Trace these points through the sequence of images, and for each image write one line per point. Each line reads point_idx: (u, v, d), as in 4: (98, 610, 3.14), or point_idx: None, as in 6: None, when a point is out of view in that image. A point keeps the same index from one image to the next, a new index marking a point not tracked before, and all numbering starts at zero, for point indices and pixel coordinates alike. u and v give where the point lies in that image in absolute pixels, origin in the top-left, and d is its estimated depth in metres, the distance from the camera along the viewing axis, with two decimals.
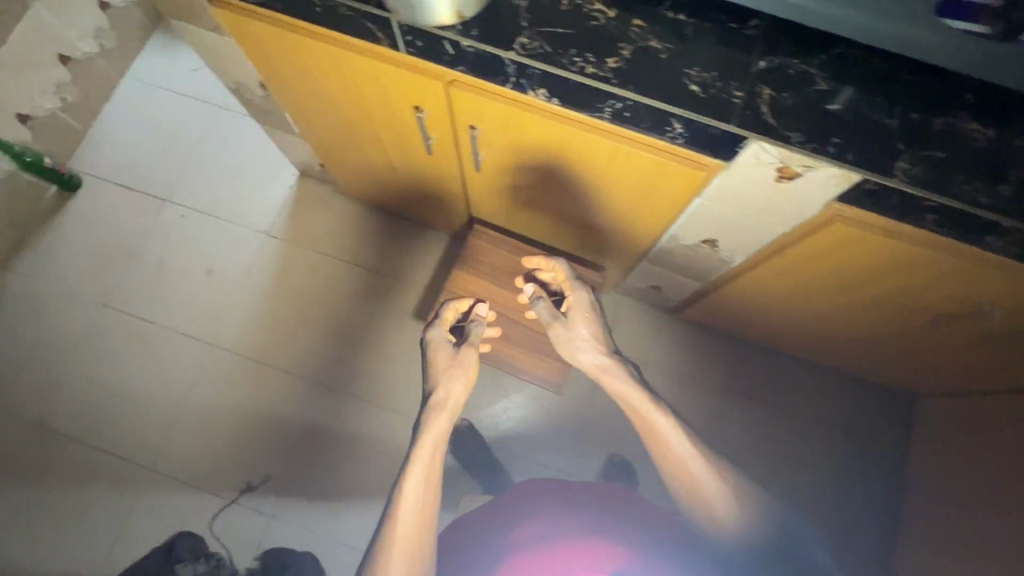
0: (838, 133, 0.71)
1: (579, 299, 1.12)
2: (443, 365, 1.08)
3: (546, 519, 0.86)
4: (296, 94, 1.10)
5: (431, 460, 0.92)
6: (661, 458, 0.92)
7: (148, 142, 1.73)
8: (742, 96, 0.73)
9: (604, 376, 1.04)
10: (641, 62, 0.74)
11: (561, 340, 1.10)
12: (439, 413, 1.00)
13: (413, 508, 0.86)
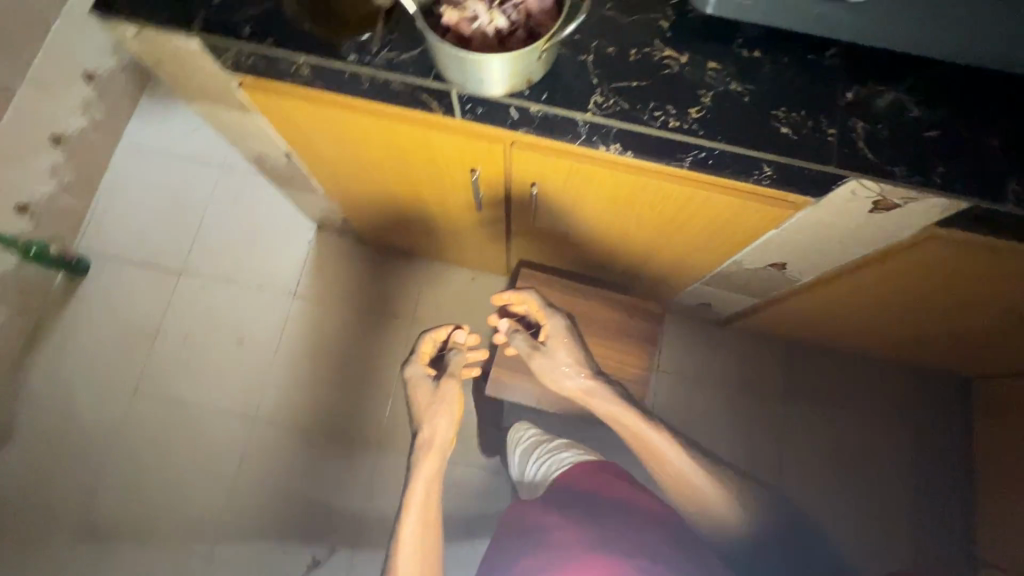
0: (939, 162, 0.68)
1: (555, 325, 1.10)
2: (425, 402, 1.10)
3: (557, 524, 0.97)
4: (329, 158, 1.04)
5: (423, 498, 1.01)
6: (660, 470, 1.03)
7: (154, 213, 1.66)
8: (835, 133, 0.69)
9: (591, 398, 1.09)
10: (724, 108, 0.71)
11: (542, 368, 1.11)
12: (423, 454, 1.06)
13: (413, 539, 0.96)
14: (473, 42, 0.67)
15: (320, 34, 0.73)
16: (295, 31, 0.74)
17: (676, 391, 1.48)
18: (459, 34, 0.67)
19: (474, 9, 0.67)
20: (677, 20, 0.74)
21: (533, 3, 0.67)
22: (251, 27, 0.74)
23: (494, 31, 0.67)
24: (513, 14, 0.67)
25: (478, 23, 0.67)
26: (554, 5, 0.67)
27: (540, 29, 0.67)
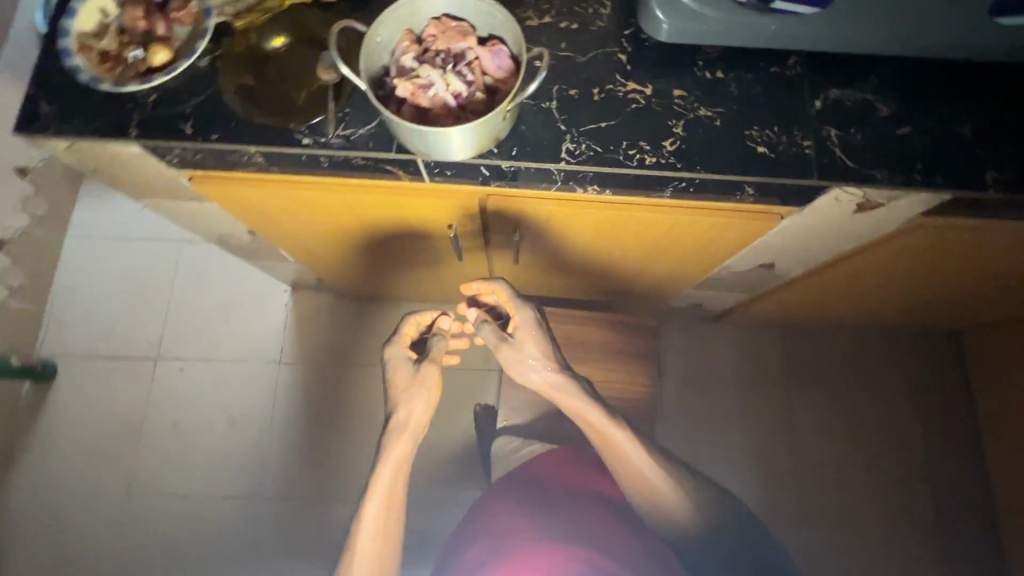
0: (918, 157, 0.68)
1: (524, 318, 0.90)
2: (404, 385, 0.95)
3: (513, 529, 0.95)
4: (293, 230, 1.00)
5: (389, 484, 0.90)
6: (619, 469, 0.93)
7: (117, 301, 1.58)
8: (812, 144, 0.68)
9: (561, 394, 0.93)
10: (697, 135, 0.69)
11: (509, 362, 0.92)
12: (396, 438, 0.94)
13: (373, 530, 0.88)
14: (432, 109, 0.64)
15: (269, 120, 0.69)
16: (240, 120, 0.69)
17: (682, 392, 1.45)
18: (416, 103, 0.64)
19: (428, 76, 0.64)
20: (635, 52, 0.72)
21: (487, 62, 0.65)
22: (193, 122, 0.69)
23: (453, 95, 0.64)
24: (469, 75, 0.65)
25: (435, 89, 0.64)
26: (509, 61, 0.65)
27: (499, 88, 0.65)
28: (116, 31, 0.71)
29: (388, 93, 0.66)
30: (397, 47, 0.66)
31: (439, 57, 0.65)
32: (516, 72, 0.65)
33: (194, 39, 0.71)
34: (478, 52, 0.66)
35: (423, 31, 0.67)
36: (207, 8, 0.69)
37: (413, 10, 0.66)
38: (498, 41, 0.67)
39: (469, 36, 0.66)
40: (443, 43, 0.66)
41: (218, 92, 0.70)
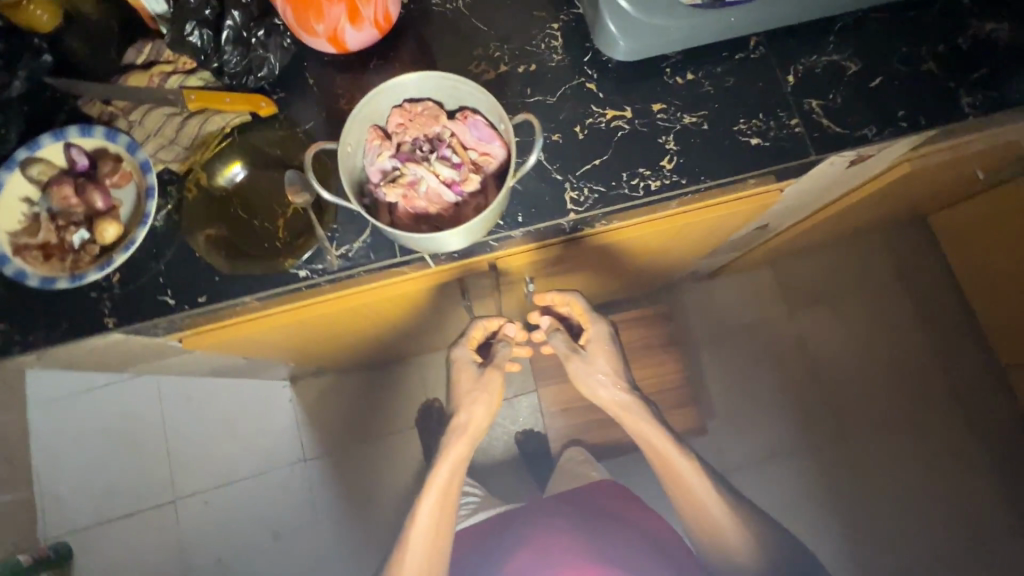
0: (897, 105, 0.69)
1: (599, 333, 0.87)
2: (465, 388, 0.90)
3: (554, 541, 1.01)
4: (293, 344, 0.93)
5: (444, 484, 0.93)
6: (677, 489, 0.93)
7: (111, 456, 1.46)
8: (799, 122, 0.68)
9: (628, 414, 0.92)
10: (690, 145, 0.68)
11: (579, 375, 0.88)
12: (456, 438, 0.93)
13: (425, 527, 0.91)
14: (429, 204, 0.61)
15: (256, 263, 0.63)
16: (224, 275, 0.63)
17: (704, 352, 1.48)
18: (411, 204, 0.60)
19: (414, 172, 0.60)
20: (602, 79, 0.70)
21: (467, 137, 0.62)
22: (171, 290, 0.63)
23: (446, 182, 0.60)
24: (454, 156, 0.61)
25: (425, 183, 0.60)
26: (489, 128, 0.62)
27: (485, 156, 0.61)
28: (44, 219, 0.62)
29: (376, 199, 0.62)
30: (369, 148, 0.62)
31: (419, 146, 0.62)
32: (500, 137, 0.61)
33: (139, 200, 0.63)
34: (453, 129, 0.62)
35: (388, 122, 0.63)
36: (145, 162, 0.63)
37: (373, 106, 0.61)
38: (469, 110, 0.63)
39: (438, 115, 0.62)
40: (414, 130, 0.62)
41: (187, 250, 0.64)
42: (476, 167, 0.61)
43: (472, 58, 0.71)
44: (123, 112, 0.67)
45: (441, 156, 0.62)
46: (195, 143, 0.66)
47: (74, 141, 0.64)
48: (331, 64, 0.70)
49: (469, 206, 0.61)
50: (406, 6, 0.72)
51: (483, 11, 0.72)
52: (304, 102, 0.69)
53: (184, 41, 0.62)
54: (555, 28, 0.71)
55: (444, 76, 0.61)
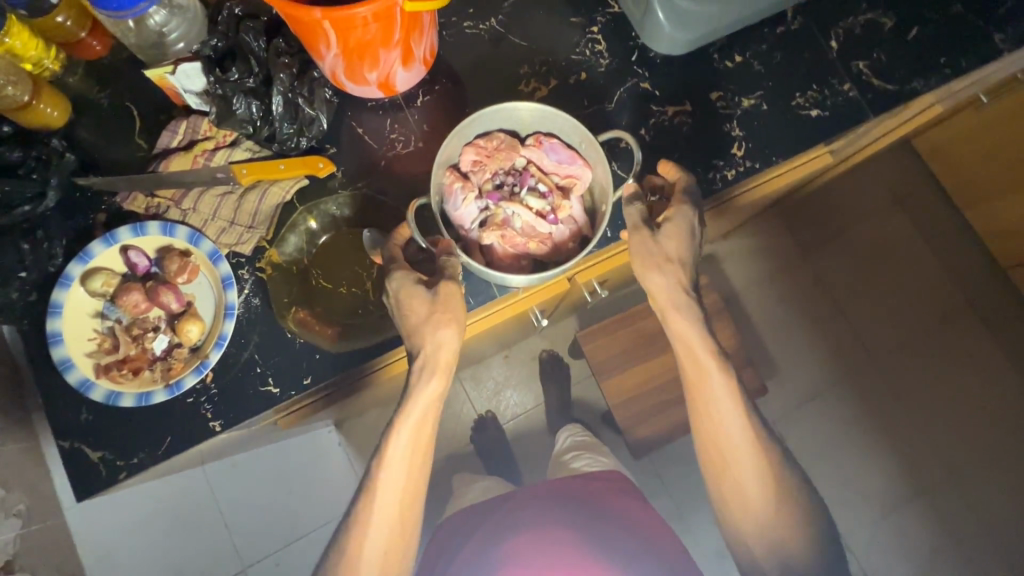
0: (935, 53, 0.71)
1: (682, 217, 0.61)
2: (421, 316, 0.57)
3: (550, 537, 0.79)
4: (370, 399, 0.90)
5: (414, 443, 0.60)
6: (718, 424, 0.66)
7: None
8: (851, 85, 0.69)
9: (673, 313, 0.63)
10: (755, 127, 0.68)
11: (637, 255, 0.61)
12: (425, 378, 0.58)
13: (393, 494, 0.61)
14: (527, 238, 0.62)
15: (358, 330, 0.60)
16: (327, 352, 0.59)
17: (752, 305, 1.33)
18: (510, 242, 0.61)
19: (506, 211, 0.61)
20: (654, 76, 0.69)
21: (547, 162, 0.62)
22: (274, 379, 0.60)
23: (539, 213, 0.61)
24: (540, 185, 0.62)
25: (519, 218, 0.61)
26: (567, 149, 0.62)
27: (569, 180, 0.62)
28: (120, 332, 0.59)
29: (469, 243, 0.62)
30: (450, 193, 0.61)
31: (507, 182, 0.63)
32: (581, 156, 0.62)
33: (216, 291, 0.60)
34: (530, 157, 0.63)
35: (461, 163, 0.62)
36: (213, 252, 0.59)
37: (448, 150, 0.60)
38: (540, 134, 0.64)
39: (513, 146, 0.63)
40: (493, 165, 0.62)
41: (275, 332, 0.60)
42: (564, 191, 0.62)
43: (520, 77, 0.69)
44: (171, 201, 0.62)
45: (526, 188, 0.62)
46: (258, 219, 0.62)
47: (128, 243, 0.60)
48: (378, 109, 0.66)
49: (565, 230, 0.63)
50: (440, 35, 0.69)
51: (519, 26, 0.70)
52: (360, 154, 0.65)
53: (233, 115, 0.58)
54: (595, 31, 0.70)
55: (515, 107, 0.61)
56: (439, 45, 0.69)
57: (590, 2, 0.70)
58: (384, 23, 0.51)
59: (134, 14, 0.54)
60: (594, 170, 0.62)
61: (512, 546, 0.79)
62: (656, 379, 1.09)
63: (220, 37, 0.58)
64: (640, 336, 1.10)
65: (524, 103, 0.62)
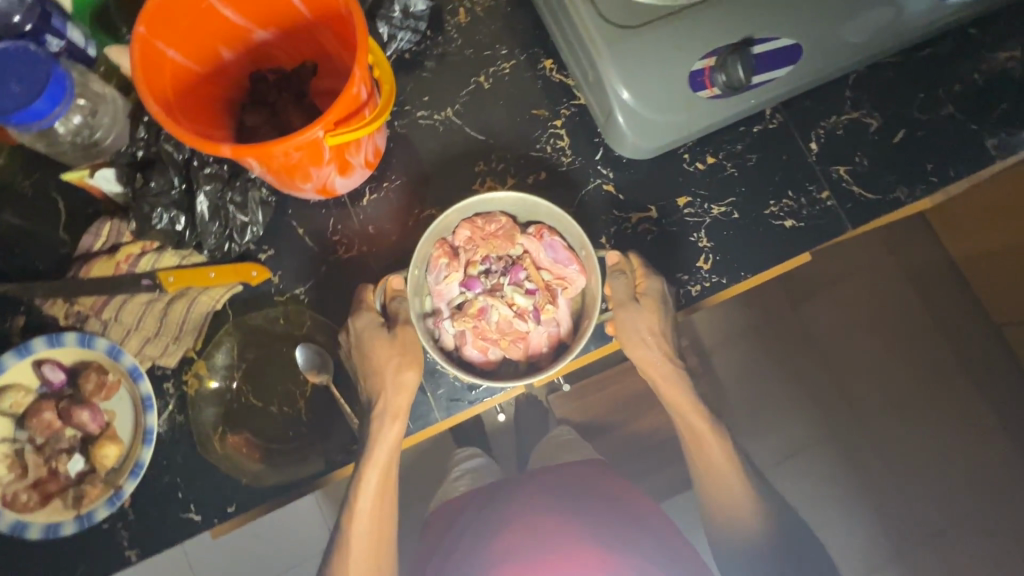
0: (921, 159, 0.66)
1: (654, 290, 0.59)
2: (381, 358, 0.55)
3: (549, 529, 0.67)
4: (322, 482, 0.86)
5: (375, 499, 0.56)
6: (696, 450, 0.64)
7: None
8: (830, 193, 0.65)
9: (663, 379, 0.62)
10: (725, 239, 0.63)
11: (622, 332, 0.58)
12: (387, 421, 0.54)
13: (365, 534, 0.57)
14: (500, 335, 0.55)
15: (291, 455, 0.57)
16: (253, 480, 0.55)
17: None
18: (481, 336, 0.55)
19: (485, 300, 0.55)
20: (619, 177, 0.64)
21: (542, 257, 0.56)
22: (195, 507, 0.55)
23: (519, 312, 0.55)
24: (528, 281, 0.56)
25: (497, 311, 0.55)
26: (567, 250, 0.55)
27: (561, 282, 0.55)
28: (34, 455, 0.55)
29: (439, 327, 0.55)
30: (434, 266, 0.55)
31: (493, 267, 0.56)
32: (580, 260, 0.55)
33: (136, 411, 0.56)
34: (527, 248, 0.56)
35: (455, 236, 0.56)
36: (133, 368, 0.55)
37: (443, 224, 0.54)
38: (544, 225, 0.57)
39: (512, 234, 0.56)
40: (485, 249, 0.56)
41: (198, 455, 0.56)
42: (551, 292, 0.55)
43: (474, 174, 0.64)
44: (91, 310, 0.58)
45: (513, 281, 0.56)
46: (185, 330, 0.58)
47: (44, 355, 0.55)
48: (321, 208, 0.61)
49: (541, 336, 0.56)
50: (393, 126, 0.65)
51: (476, 117, 0.65)
52: (298, 257, 0.60)
53: (153, 228, 0.55)
54: (559, 125, 0.65)
55: (515, 194, 0.54)
56: (390, 136, 0.65)
57: (554, 92, 0.66)
58: (309, 149, 0.47)
59: (42, 127, 0.49)
60: (589, 280, 0.55)
61: (498, 547, 0.67)
62: (624, 448, 1.00)
63: (142, 146, 0.55)
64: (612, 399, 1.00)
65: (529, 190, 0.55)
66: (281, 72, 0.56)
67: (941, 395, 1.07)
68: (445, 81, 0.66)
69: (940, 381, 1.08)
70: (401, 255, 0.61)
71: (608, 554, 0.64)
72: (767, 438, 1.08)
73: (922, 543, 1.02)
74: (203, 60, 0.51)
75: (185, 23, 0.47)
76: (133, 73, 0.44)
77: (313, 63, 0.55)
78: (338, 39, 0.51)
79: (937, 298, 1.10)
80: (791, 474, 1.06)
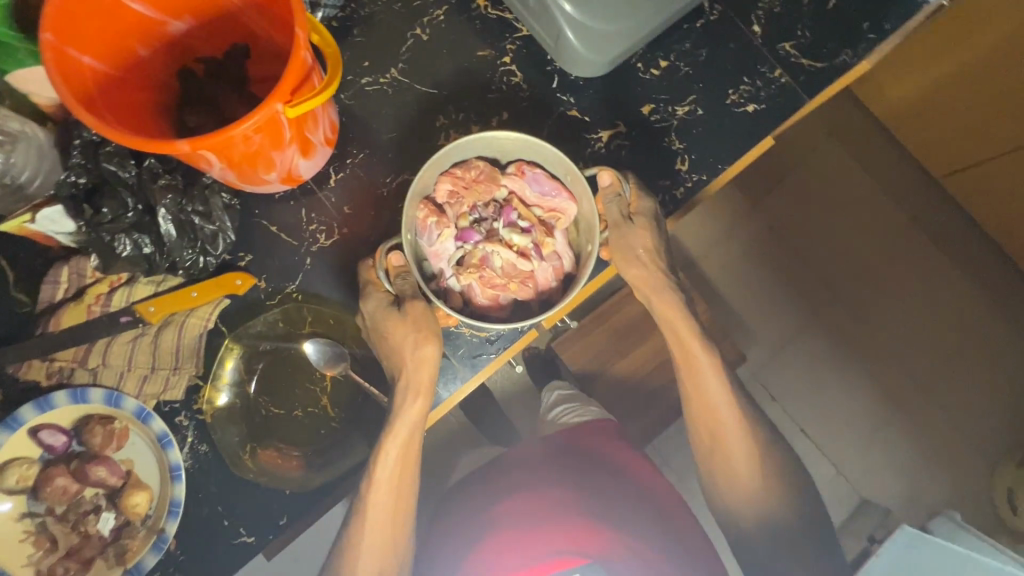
0: (859, 21, 0.67)
1: (646, 208, 0.59)
2: (398, 335, 0.53)
3: (549, 500, 0.66)
4: None
5: (393, 481, 0.55)
6: (691, 371, 0.64)
7: None
8: (781, 71, 0.66)
9: (656, 295, 0.62)
10: (695, 137, 0.64)
11: (616, 253, 0.59)
12: (409, 399, 0.53)
13: (380, 516, 0.56)
14: (507, 279, 0.55)
15: (329, 453, 0.56)
16: (297, 486, 0.54)
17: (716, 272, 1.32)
18: (489, 285, 0.54)
19: (485, 249, 0.55)
20: (580, 100, 0.64)
21: (529, 193, 0.55)
22: (246, 529, 0.53)
23: (521, 252, 0.55)
24: (521, 220, 0.55)
25: (498, 256, 0.55)
26: (552, 180, 0.55)
27: (554, 213, 0.55)
28: (59, 524, 0.52)
29: (444, 286, 0.55)
30: (424, 229, 0.54)
31: (483, 215, 0.56)
32: (566, 188, 0.55)
33: (156, 452, 0.53)
34: (512, 188, 0.56)
35: (437, 193, 0.55)
36: (140, 410, 0.52)
37: (423, 181, 0.52)
38: (522, 161, 0.56)
39: (494, 176, 0.55)
40: (471, 198, 0.55)
41: (232, 477, 0.54)
42: (546, 226, 0.56)
43: (436, 130, 0.62)
44: (75, 362, 0.54)
45: (507, 223, 0.56)
46: (183, 357, 0.55)
47: (37, 421, 0.51)
48: (288, 200, 0.58)
49: (547, 271, 0.55)
50: (340, 99, 0.62)
51: (423, 72, 0.63)
52: (278, 256, 0.58)
53: (119, 257, 0.51)
54: (508, 62, 0.63)
55: (493, 133, 0.53)
56: (340, 111, 0.61)
57: (495, 29, 0.64)
58: (268, 131, 0.44)
59: None
60: (579, 205, 0.55)
61: (497, 513, 0.67)
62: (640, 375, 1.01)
63: (80, 171, 0.50)
64: (618, 326, 1.00)
65: (499, 128, 0.54)
66: (210, 63, 0.52)
67: (908, 250, 1.13)
68: (381, 42, 0.63)
69: (903, 239, 1.14)
70: (383, 229, 0.59)
71: (597, 528, 0.65)
72: (762, 330, 1.12)
73: (915, 389, 1.10)
74: (123, 63, 0.47)
75: (94, 24, 0.43)
76: (53, 83, 0.40)
77: (242, 44, 0.51)
78: (263, 11, 0.48)
79: (886, 162, 1.15)
80: (792, 357, 1.11)
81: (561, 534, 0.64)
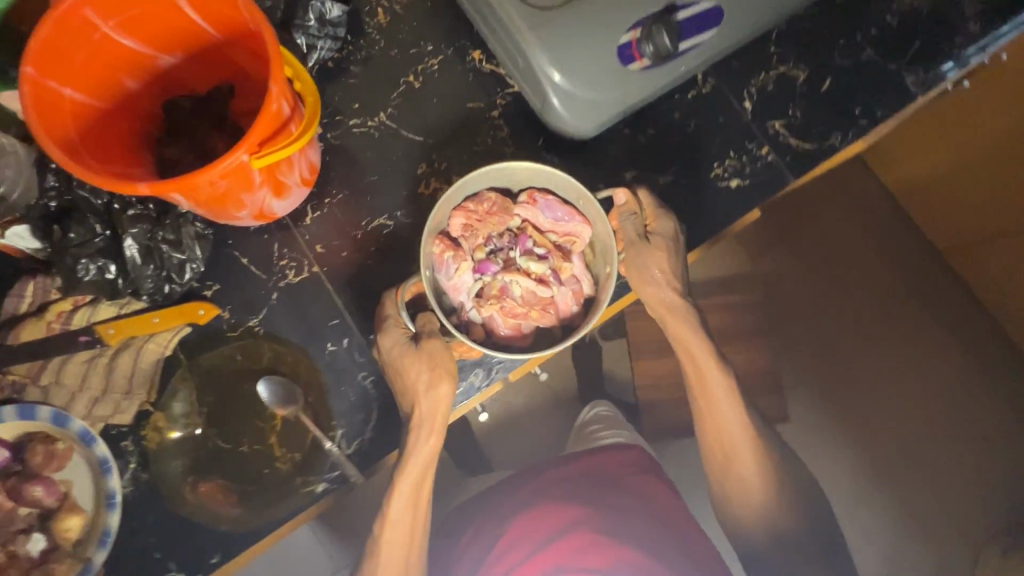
0: (850, 105, 0.67)
1: (665, 225, 0.58)
2: (404, 364, 0.53)
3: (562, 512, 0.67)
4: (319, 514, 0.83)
5: (411, 500, 0.55)
6: (705, 397, 0.63)
7: None
8: (769, 149, 0.66)
9: (673, 316, 0.60)
10: (676, 207, 0.64)
11: (633, 271, 0.58)
12: (423, 438, 0.53)
13: (401, 526, 0.56)
14: (528, 307, 0.54)
15: (272, 493, 0.54)
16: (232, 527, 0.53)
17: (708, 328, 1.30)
18: (511, 315, 0.54)
19: (504, 279, 0.54)
20: (564, 160, 0.64)
21: (542, 220, 0.55)
22: (176, 564, 0.53)
23: (539, 279, 0.54)
24: (537, 247, 0.55)
25: (519, 285, 0.54)
26: (564, 206, 0.55)
27: (570, 237, 0.55)
28: None
29: (465, 320, 0.54)
30: (441, 264, 0.54)
31: (500, 244, 0.56)
32: (580, 212, 0.55)
33: (95, 476, 0.52)
34: (525, 216, 0.55)
35: (451, 227, 0.55)
36: (84, 431, 0.52)
37: (437, 219, 0.52)
38: (533, 189, 0.56)
39: (506, 207, 0.55)
40: (485, 230, 0.55)
41: (168, 511, 0.53)
42: (563, 251, 0.56)
43: (418, 177, 0.62)
44: (28, 378, 0.54)
45: (523, 251, 0.56)
46: (136, 383, 0.55)
47: None
48: (262, 233, 0.59)
49: (568, 296, 0.55)
50: (326, 138, 0.63)
51: (412, 119, 0.64)
52: (246, 288, 0.58)
53: (82, 281, 0.52)
54: (497, 116, 0.64)
55: (502, 165, 0.53)
56: (325, 150, 0.62)
57: (486, 84, 0.64)
58: (237, 176, 0.45)
59: None
60: (595, 227, 0.55)
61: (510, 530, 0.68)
62: None
63: (55, 195, 0.51)
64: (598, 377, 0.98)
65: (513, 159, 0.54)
66: (197, 98, 0.53)
67: None
68: (374, 86, 0.64)
69: None
70: (353, 271, 0.59)
71: (608, 542, 0.65)
72: None
73: None
74: (112, 94, 0.49)
75: (84, 58, 0.44)
76: (27, 117, 0.40)
77: (228, 85, 0.53)
78: (253, 56, 0.49)
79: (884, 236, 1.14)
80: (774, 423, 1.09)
81: (574, 544, 0.64)
